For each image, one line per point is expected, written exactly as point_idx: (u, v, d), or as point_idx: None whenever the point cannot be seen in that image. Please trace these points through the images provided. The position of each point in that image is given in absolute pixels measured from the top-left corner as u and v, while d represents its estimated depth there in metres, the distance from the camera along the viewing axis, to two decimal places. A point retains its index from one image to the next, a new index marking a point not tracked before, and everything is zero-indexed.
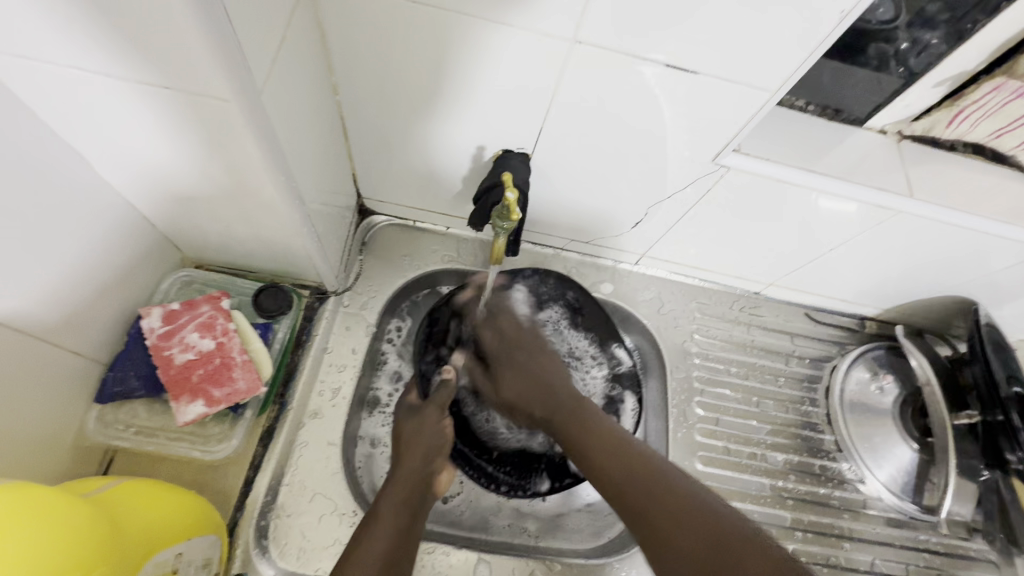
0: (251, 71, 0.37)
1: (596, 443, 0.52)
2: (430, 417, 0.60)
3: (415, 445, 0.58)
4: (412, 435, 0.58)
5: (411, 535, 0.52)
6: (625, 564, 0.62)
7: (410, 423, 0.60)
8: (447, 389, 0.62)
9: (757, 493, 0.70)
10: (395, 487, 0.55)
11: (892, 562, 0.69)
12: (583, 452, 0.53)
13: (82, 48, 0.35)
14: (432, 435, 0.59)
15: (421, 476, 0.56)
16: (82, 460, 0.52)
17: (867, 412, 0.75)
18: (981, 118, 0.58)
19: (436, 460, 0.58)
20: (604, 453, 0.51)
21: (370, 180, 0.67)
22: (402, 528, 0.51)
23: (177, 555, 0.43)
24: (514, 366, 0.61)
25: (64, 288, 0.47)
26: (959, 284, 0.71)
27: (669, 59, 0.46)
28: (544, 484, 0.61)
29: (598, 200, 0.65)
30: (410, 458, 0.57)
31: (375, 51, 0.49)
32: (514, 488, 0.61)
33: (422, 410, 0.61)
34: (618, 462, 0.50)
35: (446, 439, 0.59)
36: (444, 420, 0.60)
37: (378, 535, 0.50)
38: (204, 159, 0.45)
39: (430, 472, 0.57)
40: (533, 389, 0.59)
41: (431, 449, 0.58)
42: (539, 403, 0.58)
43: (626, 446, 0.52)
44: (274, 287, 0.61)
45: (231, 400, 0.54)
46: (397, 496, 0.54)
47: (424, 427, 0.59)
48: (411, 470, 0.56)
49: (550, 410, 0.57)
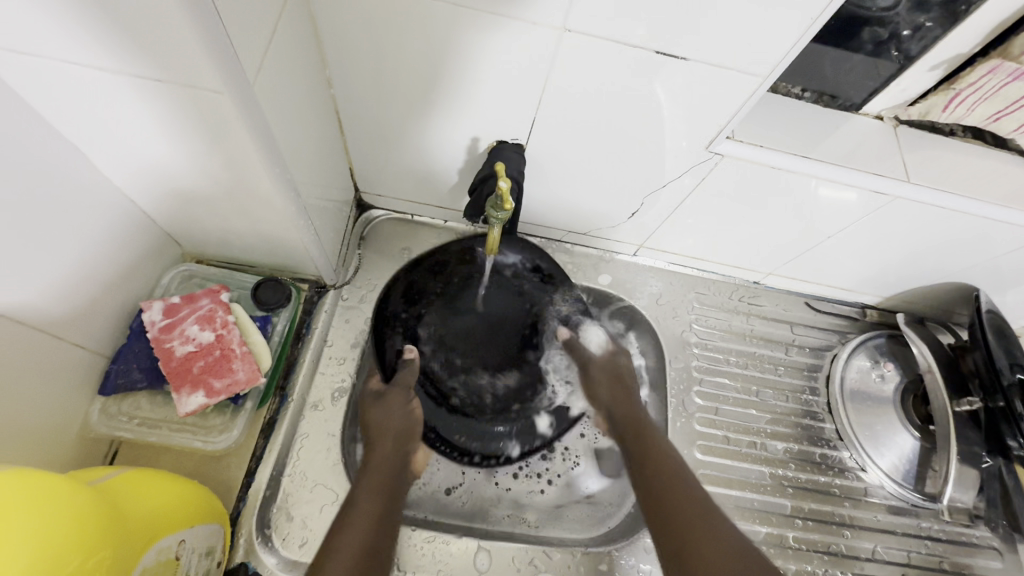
0: (242, 62, 0.37)
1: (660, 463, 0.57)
2: (396, 399, 0.60)
3: (385, 433, 0.58)
4: (382, 421, 0.59)
5: (389, 524, 0.52)
6: (625, 552, 0.62)
7: (376, 411, 0.60)
8: (411, 369, 0.62)
9: (757, 481, 0.70)
10: (371, 476, 0.55)
11: (893, 550, 0.69)
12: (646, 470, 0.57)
13: (81, 43, 0.35)
14: (399, 420, 0.59)
15: (396, 460, 0.57)
16: (87, 451, 0.53)
17: (868, 400, 0.75)
18: (979, 102, 0.57)
19: (405, 444, 0.58)
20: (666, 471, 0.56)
21: (368, 174, 0.67)
22: (380, 515, 0.52)
23: (179, 543, 0.44)
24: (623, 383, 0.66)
25: (69, 280, 0.47)
26: (959, 270, 0.70)
27: (661, 47, 0.46)
28: (513, 449, 0.65)
29: (596, 192, 0.65)
30: (383, 444, 0.57)
31: (370, 44, 0.49)
32: (485, 454, 0.65)
33: (387, 396, 0.61)
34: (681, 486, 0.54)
35: (414, 425, 0.60)
36: (410, 405, 0.61)
37: (355, 528, 0.50)
38: (202, 154, 0.45)
39: (404, 455, 0.58)
40: (625, 400, 0.64)
41: (403, 433, 0.59)
42: (624, 406, 0.64)
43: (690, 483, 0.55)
44: (273, 280, 0.62)
45: (232, 390, 0.55)
46: (372, 484, 0.54)
47: (391, 412, 0.59)
48: (383, 458, 0.56)
49: (631, 415, 0.63)
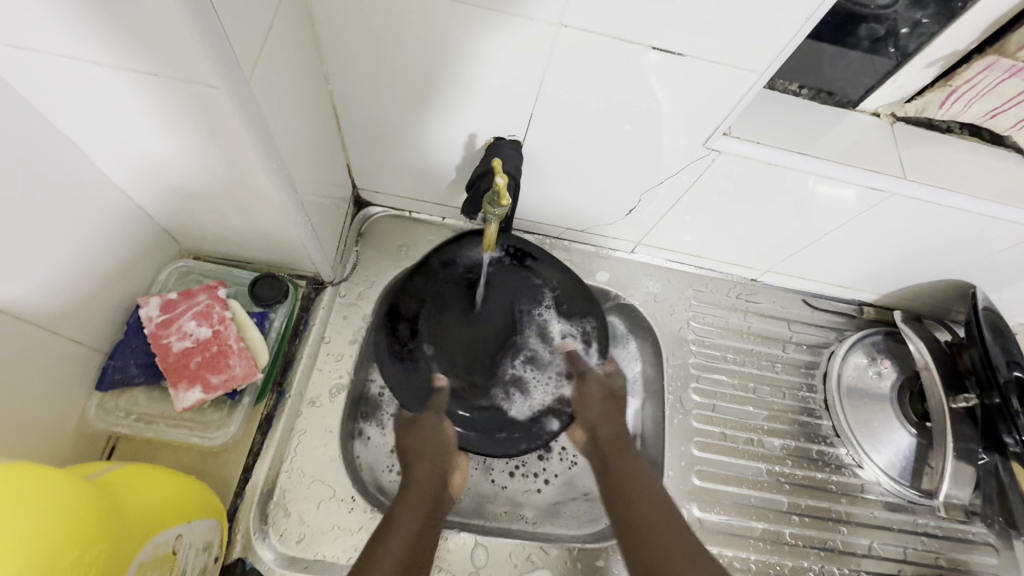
0: (239, 57, 0.37)
1: (639, 506, 0.56)
2: (429, 422, 0.61)
3: (421, 451, 0.59)
4: (417, 442, 0.60)
5: (428, 541, 0.54)
6: (621, 549, 0.62)
7: (410, 435, 0.61)
8: (443, 393, 0.61)
9: (754, 478, 0.71)
10: (413, 492, 0.57)
11: (890, 546, 0.69)
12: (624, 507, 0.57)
13: (77, 38, 0.35)
14: (436, 439, 0.60)
15: (435, 478, 0.59)
16: (85, 446, 0.53)
17: (865, 397, 0.75)
18: (975, 99, 0.57)
19: (442, 462, 0.60)
20: (644, 508, 0.56)
21: (366, 171, 0.67)
22: (418, 531, 0.54)
23: (177, 537, 0.44)
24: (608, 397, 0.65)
25: (66, 275, 0.47)
26: (956, 267, 0.70)
27: (657, 43, 0.46)
28: (552, 423, 0.62)
29: (594, 188, 0.65)
30: (421, 465, 0.59)
31: (367, 40, 0.49)
32: (529, 440, 0.61)
33: (421, 417, 0.61)
34: (659, 526, 0.54)
35: (449, 442, 0.60)
36: (445, 423, 0.61)
37: (394, 544, 0.51)
38: (198, 149, 0.45)
39: (443, 474, 0.59)
40: (606, 419, 0.64)
41: (439, 451, 0.60)
42: (608, 426, 0.63)
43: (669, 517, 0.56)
44: (270, 276, 0.62)
45: (229, 385, 0.55)
46: (413, 501, 0.56)
47: (427, 433, 0.60)
48: (424, 475, 0.58)
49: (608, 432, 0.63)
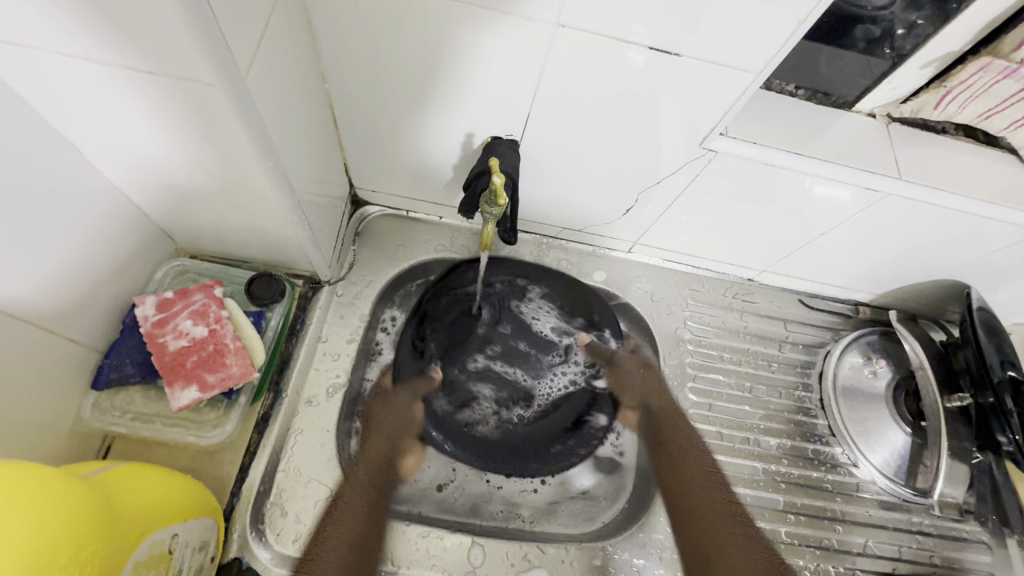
0: (235, 55, 0.37)
1: (693, 486, 0.69)
2: (399, 401, 0.65)
3: (381, 425, 0.65)
4: (382, 417, 0.65)
5: (377, 517, 0.60)
6: (620, 548, 0.63)
7: (380, 404, 0.66)
8: (428, 378, 0.66)
9: (750, 477, 0.71)
10: (361, 467, 0.62)
11: (885, 544, 0.69)
12: (679, 485, 0.68)
13: (73, 36, 0.35)
14: (399, 415, 0.65)
15: (388, 454, 0.64)
16: (80, 445, 0.53)
17: (861, 396, 0.76)
18: (969, 100, 0.57)
19: (403, 439, 0.64)
20: (696, 486, 0.68)
21: (364, 171, 0.67)
22: (366, 508, 0.60)
23: (172, 536, 0.44)
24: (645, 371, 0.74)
25: (60, 274, 0.47)
26: (951, 267, 0.71)
27: (655, 44, 0.46)
28: (601, 419, 0.69)
29: (591, 188, 0.65)
30: (378, 439, 0.64)
31: (369, 43, 0.50)
32: (586, 442, 0.66)
33: (395, 394, 0.65)
34: (708, 497, 0.68)
35: (414, 421, 0.64)
36: (415, 404, 0.65)
37: (347, 521, 0.59)
38: (196, 148, 0.45)
39: (397, 451, 0.64)
40: (650, 389, 0.73)
41: (397, 429, 0.65)
42: (655, 396, 0.72)
43: (716, 493, 0.69)
44: (267, 275, 0.61)
45: (225, 384, 0.55)
46: (363, 475, 0.62)
47: (394, 407, 0.65)
48: (378, 448, 0.64)
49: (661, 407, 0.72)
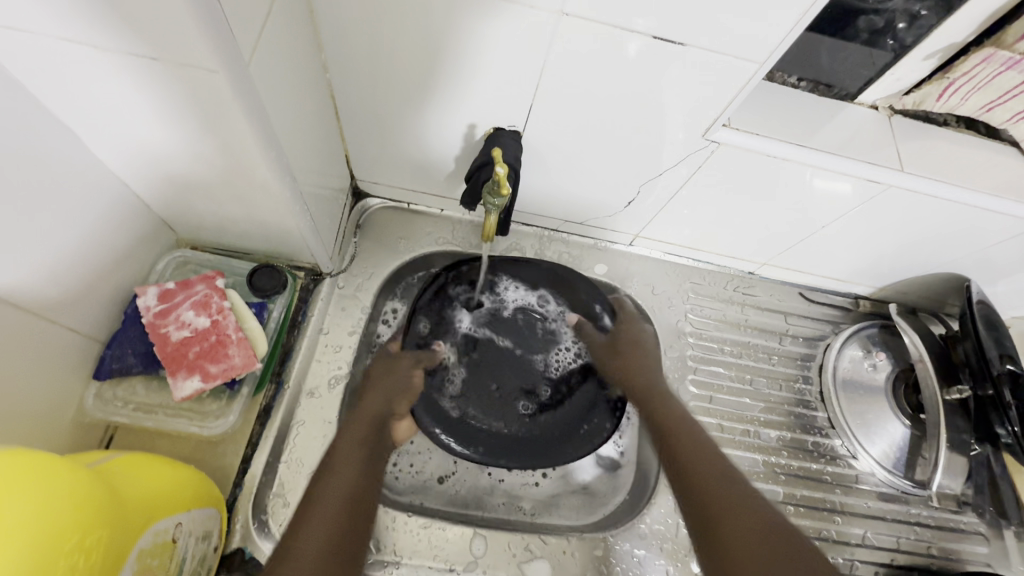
0: (237, 41, 0.37)
1: (695, 463, 0.58)
2: (401, 365, 0.64)
3: (380, 384, 0.62)
4: (381, 376, 0.63)
5: (370, 476, 0.56)
6: (620, 539, 0.63)
7: (383, 364, 0.64)
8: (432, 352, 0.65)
9: (750, 469, 0.71)
10: (354, 425, 0.59)
11: (883, 535, 0.70)
12: (681, 465, 0.58)
13: (72, 19, 0.35)
14: (400, 380, 0.63)
15: (382, 414, 0.61)
16: (83, 435, 0.53)
17: (860, 389, 0.76)
18: (971, 92, 0.57)
19: (400, 403, 0.61)
20: (698, 461, 0.58)
21: (365, 162, 0.67)
22: (361, 464, 0.56)
23: (176, 525, 0.44)
24: (637, 347, 0.69)
25: (62, 263, 0.47)
26: (951, 260, 0.71)
27: (658, 32, 0.46)
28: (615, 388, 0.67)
29: (592, 179, 0.65)
30: (373, 397, 0.61)
31: (369, 29, 0.49)
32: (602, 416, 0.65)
33: (398, 358, 0.65)
34: (712, 472, 0.57)
35: (414, 389, 0.62)
36: (415, 370, 0.64)
37: (341, 476, 0.54)
38: (197, 136, 0.45)
39: (392, 412, 0.61)
40: (645, 367, 0.67)
41: (396, 392, 0.62)
42: (644, 374, 0.66)
43: (723, 468, 0.57)
44: (269, 266, 0.61)
45: (227, 375, 0.55)
46: (356, 434, 0.58)
47: (396, 371, 0.63)
48: (372, 406, 0.61)
49: (650, 388, 0.66)
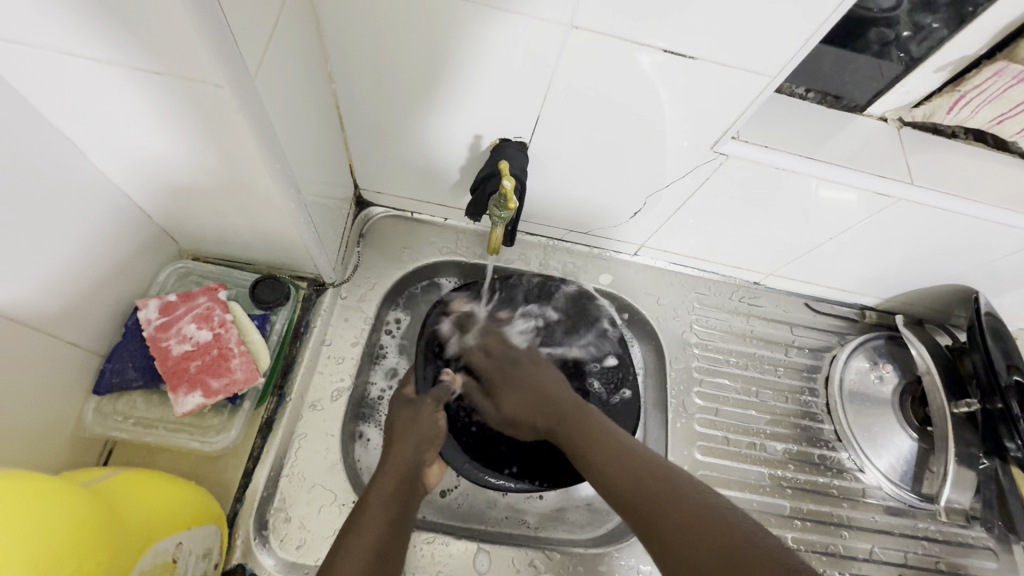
0: (243, 55, 0.36)
1: (618, 477, 0.52)
2: (425, 408, 0.61)
3: (406, 436, 0.59)
4: (405, 425, 0.60)
5: (401, 525, 0.53)
6: (624, 553, 0.62)
7: (405, 413, 0.61)
8: (445, 387, 0.62)
9: (757, 482, 0.70)
10: (387, 476, 0.56)
11: (890, 550, 0.69)
12: (629, 504, 0.51)
13: (74, 33, 0.34)
14: (425, 426, 0.60)
15: (411, 464, 0.58)
16: (82, 450, 0.52)
17: (867, 401, 0.75)
18: (982, 104, 0.57)
19: (429, 452, 0.59)
20: (612, 473, 0.53)
21: (367, 172, 0.67)
22: (392, 515, 0.53)
23: (177, 545, 0.43)
24: (515, 382, 0.62)
25: (62, 277, 0.46)
26: (958, 272, 0.70)
27: (668, 45, 0.45)
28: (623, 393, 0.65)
29: (598, 189, 0.64)
30: (402, 447, 0.58)
31: (372, 38, 0.49)
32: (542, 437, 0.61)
33: (419, 404, 0.61)
34: (632, 480, 0.52)
35: (439, 434, 0.60)
36: (438, 413, 0.61)
37: (367, 530, 0.51)
38: (198, 148, 0.44)
39: (422, 461, 0.58)
40: (535, 407, 0.60)
41: (423, 440, 0.59)
42: (542, 415, 0.60)
43: (639, 469, 0.52)
44: (272, 278, 0.60)
45: (229, 390, 0.54)
46: (387, 486, 0.55)
47: (418, 419, 0.60)
48: (400, 459, 0.57)
49: (553, 421, 0.59)
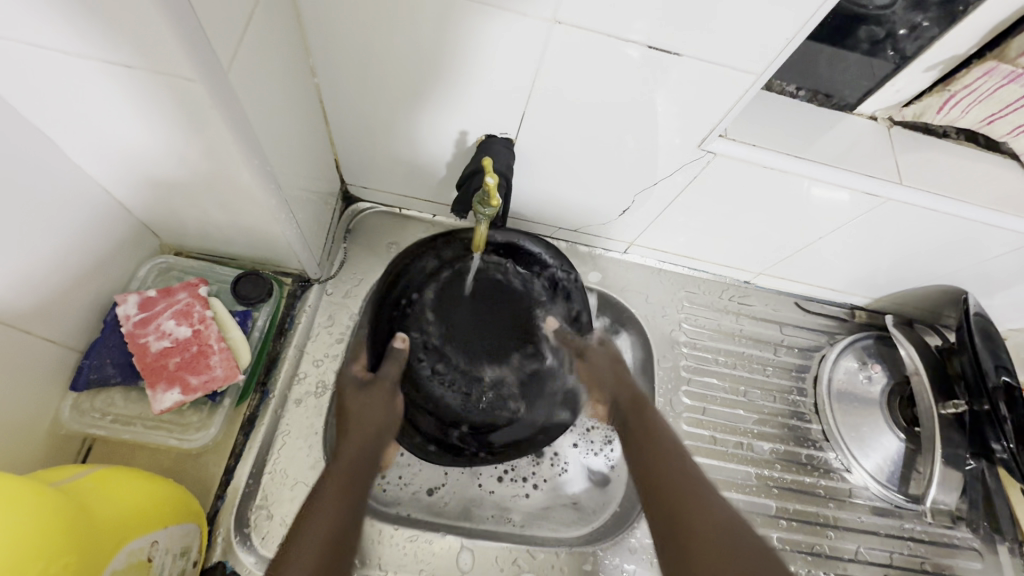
0: (215, 48, 0.36)
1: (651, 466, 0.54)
2: (379, 395, 0.59)
3: (363, 422, 0.57)
4: (359, 410, 0.58)
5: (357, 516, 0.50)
6: (610, 552, 0.62)
7: (360, 396, 0.59)
8: (397, 361, 0.62)
9: (743, 482, 0.70)
10: (343, 464, 0.53)
11: (876, 550, 0.69)
12: (651, 491, 0.52)
13: (39, 25, 0.33)
14: (382, 414, 0.58)
15: (369, 452, 0.55)
16: (59, 447, 0.52)
17: (855, 401, 0.75)
18: (972, 105, 0.56)
19: (384, 439, 0.57)
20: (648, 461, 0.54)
21: (354, 167, 0.66)
22: (348, 505, 0.49)
23: (152, 543, 0.43)
24: (614, 362, 0.66)
25: (37, 273, 0.46)
26: (949, 273, 0.70)
27: (651, 40, 0.45)
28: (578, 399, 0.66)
29: (585, 187, 0.64)
30: (358, 434, 0.55)
31: (357, 32, 0.48)
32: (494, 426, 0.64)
33: (374, 384, 0.60)
34: (662, 472, 0.53)
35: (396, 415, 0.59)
36: (394, 397, 0.60)
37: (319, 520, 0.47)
38: (175, 141, 0.43)
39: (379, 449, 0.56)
40: (619, 377, 0.64)
41: (380, 427, 0.57)
42: (625, 388, 0.63)
43: (672, 466, 0.53)
44: (255, 274, 0.60)
45: (209, 387, 0.53)
46: (343, 476, 0.51)
47: (374, 403, 0.58)
48: (354, 451, 0.54)
49: (632, 397, 0.62)
